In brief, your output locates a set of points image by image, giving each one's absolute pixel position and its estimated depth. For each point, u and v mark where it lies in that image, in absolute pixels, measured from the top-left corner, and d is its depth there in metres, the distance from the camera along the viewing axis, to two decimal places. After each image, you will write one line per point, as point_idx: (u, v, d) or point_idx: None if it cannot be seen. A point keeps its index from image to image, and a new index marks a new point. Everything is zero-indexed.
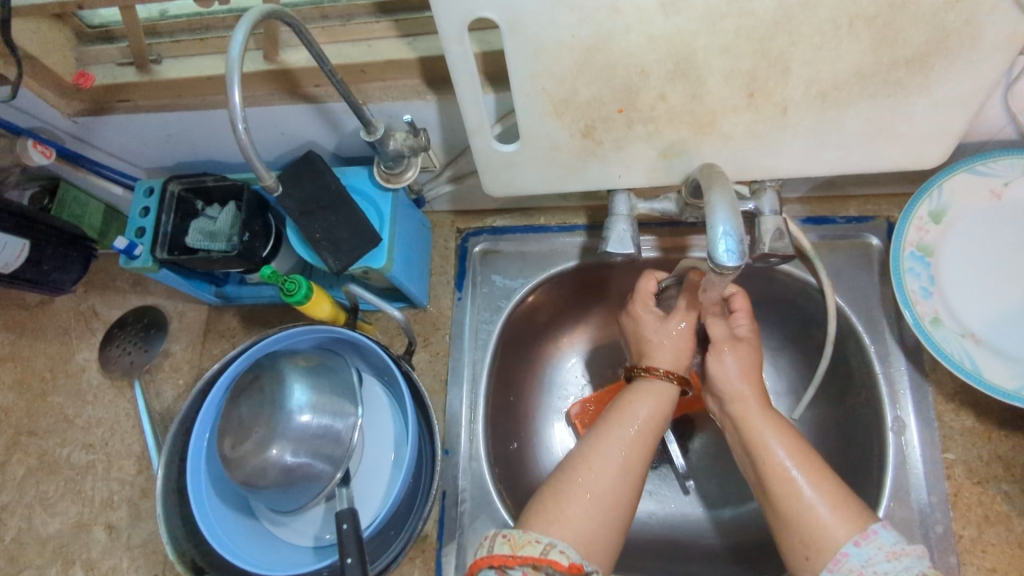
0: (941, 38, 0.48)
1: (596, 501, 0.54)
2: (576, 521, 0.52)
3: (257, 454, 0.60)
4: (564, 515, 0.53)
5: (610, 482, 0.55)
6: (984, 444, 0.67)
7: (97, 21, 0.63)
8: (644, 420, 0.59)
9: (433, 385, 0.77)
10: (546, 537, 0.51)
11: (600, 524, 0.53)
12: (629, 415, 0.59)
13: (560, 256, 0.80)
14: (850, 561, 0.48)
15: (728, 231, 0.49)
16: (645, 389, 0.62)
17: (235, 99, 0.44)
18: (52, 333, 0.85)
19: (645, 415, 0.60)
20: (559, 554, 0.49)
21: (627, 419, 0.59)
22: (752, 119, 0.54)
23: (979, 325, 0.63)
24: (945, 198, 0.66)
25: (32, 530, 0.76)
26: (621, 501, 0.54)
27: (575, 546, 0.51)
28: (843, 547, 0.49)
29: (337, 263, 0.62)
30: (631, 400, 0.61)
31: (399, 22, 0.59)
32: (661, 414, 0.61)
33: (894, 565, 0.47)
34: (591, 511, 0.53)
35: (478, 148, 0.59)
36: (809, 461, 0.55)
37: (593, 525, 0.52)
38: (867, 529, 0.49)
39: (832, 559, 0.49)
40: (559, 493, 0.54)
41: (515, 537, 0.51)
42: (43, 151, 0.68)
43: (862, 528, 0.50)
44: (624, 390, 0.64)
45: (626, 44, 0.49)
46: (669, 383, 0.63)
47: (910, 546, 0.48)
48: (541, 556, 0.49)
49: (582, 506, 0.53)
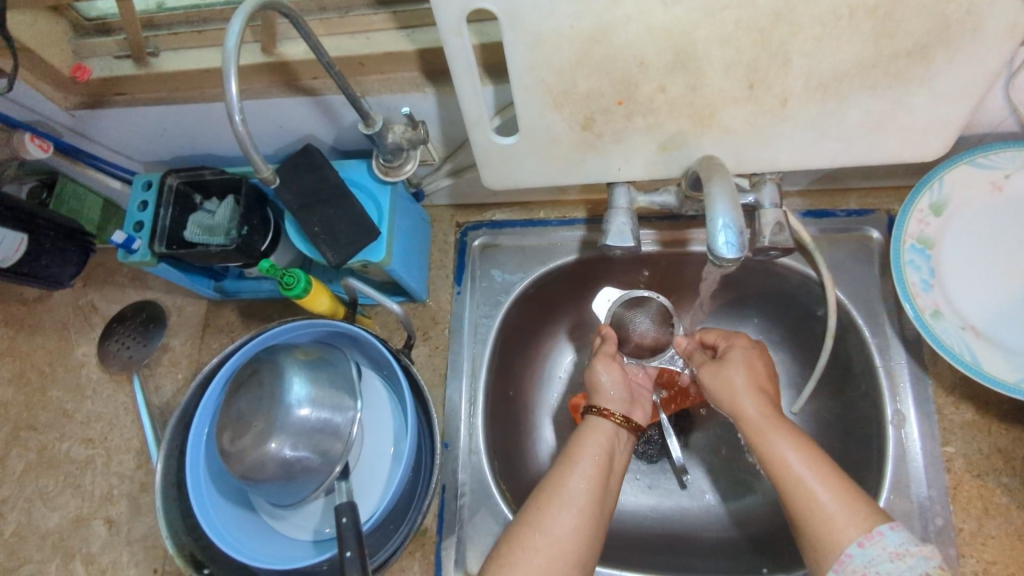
0: (942, 29, 0.47)
1: (547, 542, 0.54)
2: (527, 561, 0.53)
3: (256, 448, 0.59)
4: (516, 560, 0.53)
5: (566, 523, 0.55)
6: (984, 437, 0.67)
7: (93, 14, 0.63)
8: (591, 458, 0.60)
9: (433, 380, 0.77)
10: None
11: (555, 565, 0.53)
12: (579, 455, 0.60)
13: (559, 250, 0.80)
14: (853, 562, 0.48)
15: (729, 223, 0.49)
16: (592, 429, 0.63)
17: (232, 91, 0.44)
18: (50, 328, 0.84)
19: (594, 455, 0.60)
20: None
21: (577, 463, 0.59)
22: (752, 111, 0.54)
23: (979, 317, 0.63)
24: (945, 191, 0.65)
25: (32, 524, 0.76)
26: (577, 541, 0.54)
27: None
28: (847, 548, 0.49)
29: (336, 257, 0.62)
30: (582, 439, 0.62)
31: (397, 14, 0.58)
32: (608, 451, 0.61)
33: (897, 565, 0.47)
34: (545, 552, 0.53)
35: (477, 140, 0.59)
36: (823, 465, 0.54)
37: (547, 563, 0.53)
38: (872, 530, 0.49)
39: (837, 560, 0.49)
40: (515, 539, 0.54)
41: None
42: (40, 144, 0.67)
43: (868, 528, 0.49)
44: (573, 432, 0.64)
45: (625, 36, 0.49)
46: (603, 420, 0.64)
47: (916, 546, 0.48)
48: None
49: (533, 550, 0.53)
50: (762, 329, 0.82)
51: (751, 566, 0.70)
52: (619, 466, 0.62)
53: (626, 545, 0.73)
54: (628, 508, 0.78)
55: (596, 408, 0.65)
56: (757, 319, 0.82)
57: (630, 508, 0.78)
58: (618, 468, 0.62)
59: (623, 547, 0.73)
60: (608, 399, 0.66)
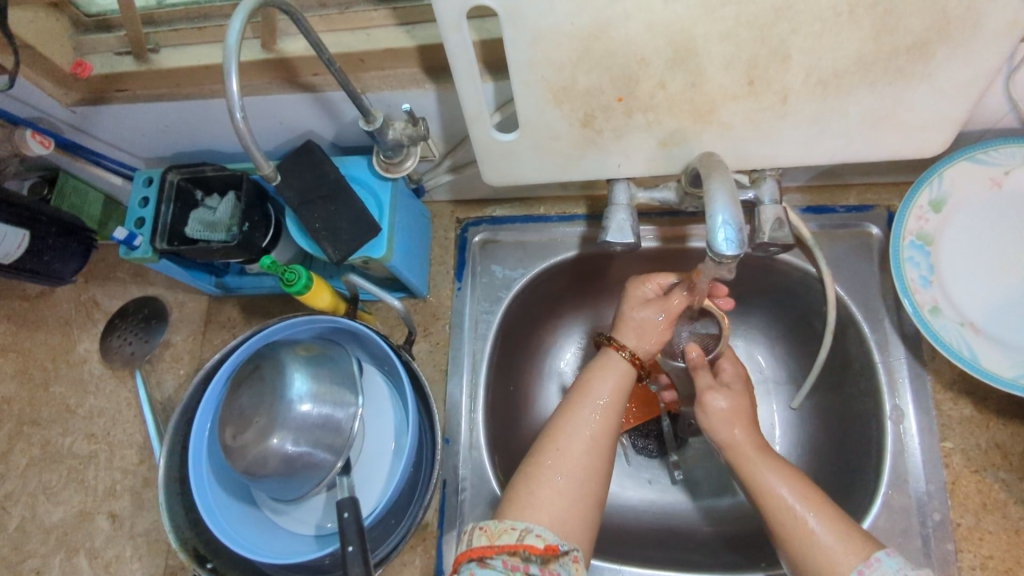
0: (942, 25, 0.47)
1: (568, 483, 0.56)
2: (550, 502, 0.55)
3: (259, 443, 0.60)
4: (536, 500, 0.55)
5: (580, 462, 0.57)
6: (982, 433, 0.67)
7: (94, 10, 0.63)
8: (607, 395, 0.62)
9: (433, 376, 0.77)
10: (521, 523, 0.54)
11: (576, 500, 0.55)
12: (590, 394, 0.62)
13: (559, 246, 0.80)
14: (883, 565, 0.49)
15: (727, 220, 0.49)
16: (606, 366, 0.64)
17: (233, 88, 0.44)
18: (53, 324, 0.85)
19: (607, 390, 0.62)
20: (534, 537, 0.52)
21: (586, 404, 0.61)
22: (752, 107, 0.54)
23: (978, 314, 0.63)
24: (945, 187, 0.65)
25: (36, 519, 0.77)
26: (590, 479, 0.57)
27: (550, 527, 0.54)
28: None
29: (337, 253, 0.62)
30: (592, 378, 0.63)
31: (397, 10, 0.58)
32: (620, 388, 0.63)
33: None
34: (563, 490, 0.56)
35: (477, 136, 0.59)
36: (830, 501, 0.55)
37: (567, 504, 0.55)
38: (870, 557, 0.50)
39: (866, 561, 0.50)
40: (530, 477, 0.57)
41: (491, 528, 0.53)
42: (42, 141, 0.67)
43: (865, 555, 0.50)
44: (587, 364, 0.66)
45: (625, 32, 0.49)
46: (625, 359, 0.65)
47: (914, 570, 0.48)
48: (516, 542, 0.52)
49: (554, 487, 0.56)
50: (762, 325, 0.82)
51: (751, 558, 0.71)
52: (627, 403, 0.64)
53: (625, 540, 0.74)
54: (629, 502, 0.79)
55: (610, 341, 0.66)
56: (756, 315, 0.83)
57: (629, 502, 0.79)
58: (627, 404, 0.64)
59: (623, 542, 0.74)
60: (629, 334, 0.67)
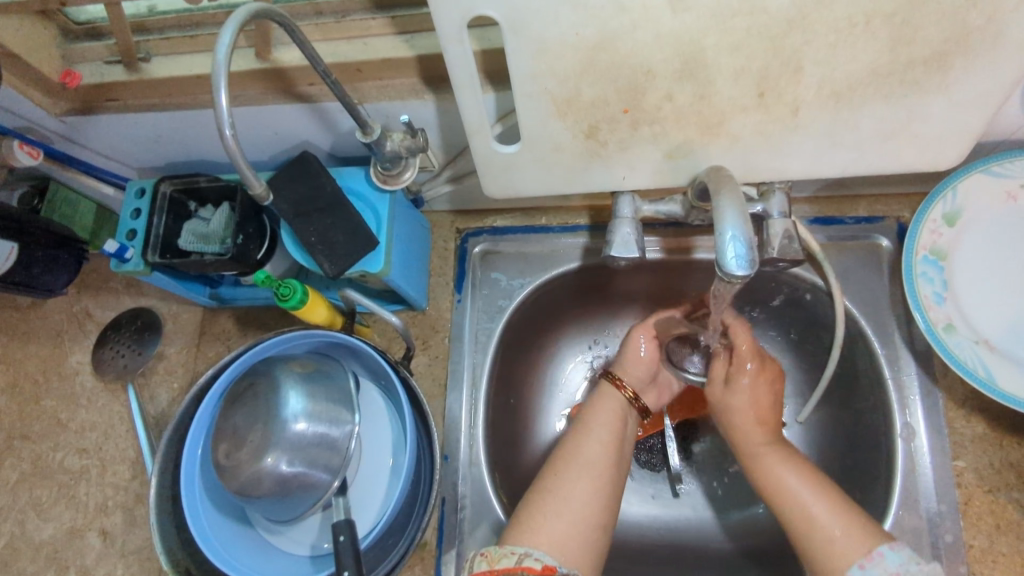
0: (961, 36, 0.46)
1: (567, 505, 0.55)
2: (550, 527, 0.54)
3: (252, 463, 0.58)
4: (537, 525, 0.54)
5: (580, 488, 0.57)
6: (996, 451, 0.65)
7: (83, 17, 0.61)
8: (605, 427, 0.62)
9: (432, 390, 0.75)
10: (522, 547, 0.52)
11: (575, 524, 0.54)
12: (592, 422, 0.63)
13: (561, 256, 0.79)
14: (885, 560, 0.49)
15: (737, 236, 0.47)
16: (605, 397, 0.66)
17: (223, 103, 0.42)
18: (44, 336, 0.83)
19: (607, 422, 0.63)
20: (533, 560, 0.51)
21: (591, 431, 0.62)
22: (762, 120, 0.52)
23: (992, 331, 0.62)
24: (959, 200, 0.64)
25: (26, 536, 0.75)
26: (594, 508, 0.56)
27: (551, 552, 0.52)
28: (849, 570, 0.50)
29: (333, 268, 0.61)
30: (594, 407, 0.65)
31: (395, 19, 0.57)
32: (622, 417, 0.64)
33: None
34: (561, 513, 0.55)
35: (478, 148, 0.57)
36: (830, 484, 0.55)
37: (567, 528, 0.54)
38: (873, 552, 0.50)
39: (868, 556, 0.50)
40: (534, 504, 0.56)
41: (492, 553, 0.52)
42: (30, 151, 0.66)
43: (868, 549, 0.50)
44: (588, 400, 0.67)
45: (632, 43, 0.47)
46: (621, 395, 0.65)
47: (918, 565, 0.49)
48: (515, 565, 0.50)
49: (556, 514, 0.55)
50: (768, 338, 0.80)
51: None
52: (631, 431, 0.65)
53: (628, 557, 0.72)
54: (632, 519, 0.77)
55: (608, 376, 0.68)
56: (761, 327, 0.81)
57: (633, 519, 0.77)
58: (630, 434, 0.64)
59: (626, 560, 0.72)
60: (626, 372, 0.69)
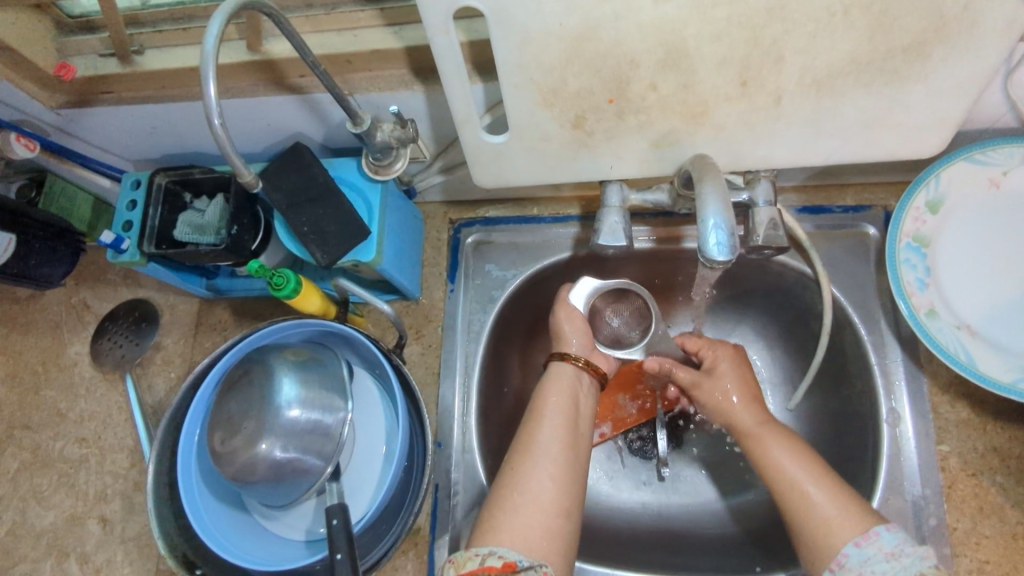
0: (939, 25, 0.46)
1: (524, 499, 0.56)
2: (510, 523, 0.54)
3: (247, 450, 0.59)
4: (497, 523, 0.54)
5: (539, 476, 0.57)
6: (980, 436, 0.66)
7: (77, 11, 0.62)
8: (558, 411, 0.61)
9: (425, 378, 0.76)
10: (485, 548, 0.53)
11: (537, 517, 0.55)
12: (545, 407, 0.62)
13: (552, 247, 0.80)
14: (881, 540, 0.50)
15: (719, 223, 0.48)
16: (556, 375, 0.65)
17: (211, 92, 0.43)
18: (43, 327, 0.84)
19: (560, 404, 0.62)
20: (495, 558, 0.51)
21: (546, 413, 0.61)
22: (745, 109, 0.53)
23: (975, 317, 0.63)
24: (943, 188, 0.65)
25: (27, 523, 0.76)
26: (556, 493, 0.56)
27: (514, 547, 0.53)
28: (846, 547, 0.51)
29: (325, 257, 0.61)
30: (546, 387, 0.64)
31: (385, 11, 0.57)
32: (572, 396, 0.63)
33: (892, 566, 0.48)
34: (522, 507, 0.55)
35: (466, 139, 0.58)
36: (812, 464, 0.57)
37: (529, 524, 0.54)
38: (869, 531, 0.51)
39: (863, 534, 0.51)
40: (496, 502, 0.56)
41: (458, 559, 0.53)
42: (26, 143, 0.67)
43: (865, 528, 0.51)
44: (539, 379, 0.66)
45: (615, 33, 0.48)
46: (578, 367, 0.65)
47: (912, 546, 0.49)
48: (478, 566, 0.51)
49: (518, 510, 0.55)
50: (759, 326, 0.81)
51: (746, 560, 0.70)
52: (585, 410, 0.64)
53: (618, 542, 0.74)
54: (623, 505, 0.78)
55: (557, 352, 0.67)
56: (750, 317, 0.82)
57: (623, 504, 0.78)
58: (585, 408, 0.64)
59: (616, 544, 0.73)
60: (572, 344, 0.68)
